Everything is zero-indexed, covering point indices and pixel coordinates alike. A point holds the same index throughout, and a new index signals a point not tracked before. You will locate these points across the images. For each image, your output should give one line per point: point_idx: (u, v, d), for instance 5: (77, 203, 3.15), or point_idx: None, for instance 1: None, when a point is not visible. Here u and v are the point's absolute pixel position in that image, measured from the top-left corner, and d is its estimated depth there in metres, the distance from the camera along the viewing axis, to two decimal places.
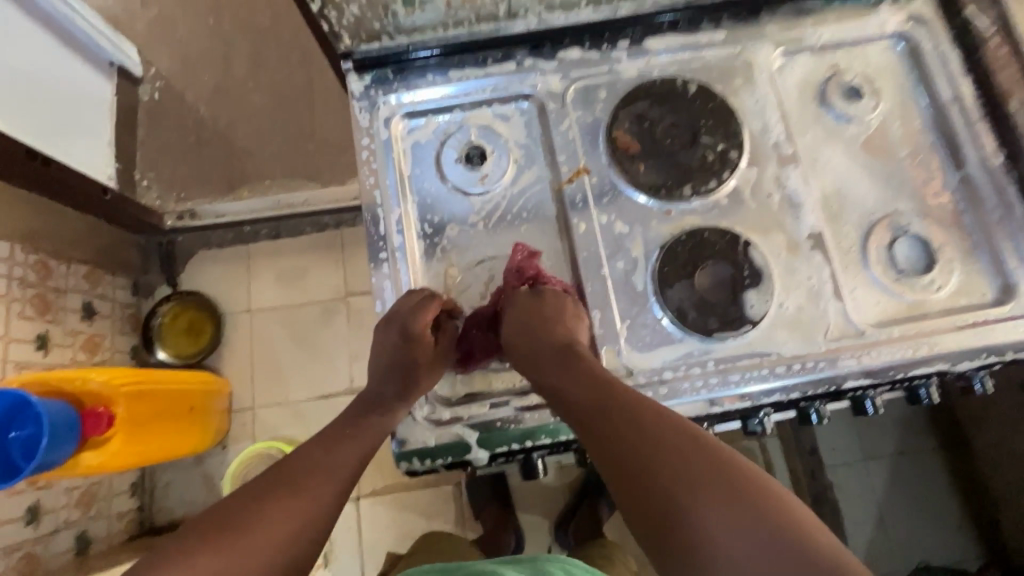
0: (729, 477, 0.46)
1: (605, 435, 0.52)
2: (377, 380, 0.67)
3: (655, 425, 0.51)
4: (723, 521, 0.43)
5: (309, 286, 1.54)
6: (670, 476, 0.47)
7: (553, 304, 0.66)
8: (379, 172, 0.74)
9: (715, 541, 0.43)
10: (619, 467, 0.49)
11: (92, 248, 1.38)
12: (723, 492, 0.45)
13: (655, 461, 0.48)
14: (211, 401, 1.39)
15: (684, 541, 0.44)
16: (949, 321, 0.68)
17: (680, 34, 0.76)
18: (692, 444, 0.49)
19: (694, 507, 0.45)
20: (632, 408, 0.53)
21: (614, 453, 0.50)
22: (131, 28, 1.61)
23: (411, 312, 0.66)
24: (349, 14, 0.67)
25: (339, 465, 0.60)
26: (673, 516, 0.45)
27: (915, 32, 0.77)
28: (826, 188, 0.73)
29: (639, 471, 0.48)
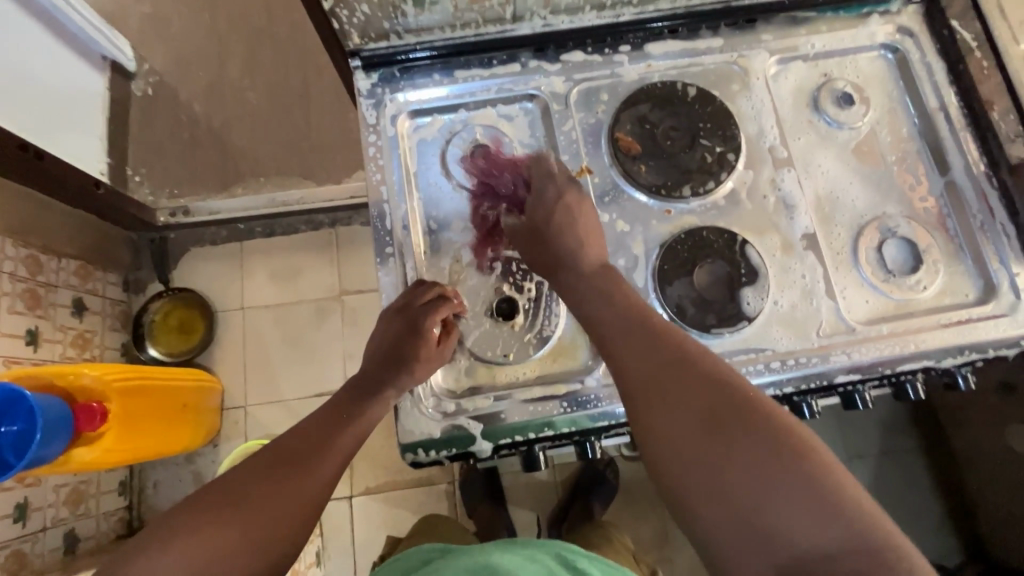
0: (780, 435, 0.46)
1: (656, 384, 0.51)
2: (373, 365, 0.68)
3: (706, 381, 0.50)
4: (772, 479, 0.44)
5: (304, 284, 1.54)
6: (721, 431, 0.47)
7: (588, 217, 0.67)
8: (386, 168, 0.75)
9: (761, 497, 0.43)
10: (667, 421, 0.49)
11: (84, 244, 1.36)
12: (775, 451, 0.45)
13: (706, 416, 0.48)
14: (203, 399, 1.38)
15: (726, 490, 0.45)
16: (934, 320, 0.71)
17: (679, 40, 0.79)
18: (742, 401, 0.48)
19: (743, 463, 0.45)
20: (686, 363, 0.52)
21: (666, 405, 0.50)
22: (124, 23, 1.60)
23: (424, 307, 0.68)
24: (359, 13, 0.68)
25: (338, 447, 0.63)
26: (721, 466, 0.45)
27: (903, 44, 0.80)
28: (818, 191, 0.75)
29: (688, 420, 0.48)
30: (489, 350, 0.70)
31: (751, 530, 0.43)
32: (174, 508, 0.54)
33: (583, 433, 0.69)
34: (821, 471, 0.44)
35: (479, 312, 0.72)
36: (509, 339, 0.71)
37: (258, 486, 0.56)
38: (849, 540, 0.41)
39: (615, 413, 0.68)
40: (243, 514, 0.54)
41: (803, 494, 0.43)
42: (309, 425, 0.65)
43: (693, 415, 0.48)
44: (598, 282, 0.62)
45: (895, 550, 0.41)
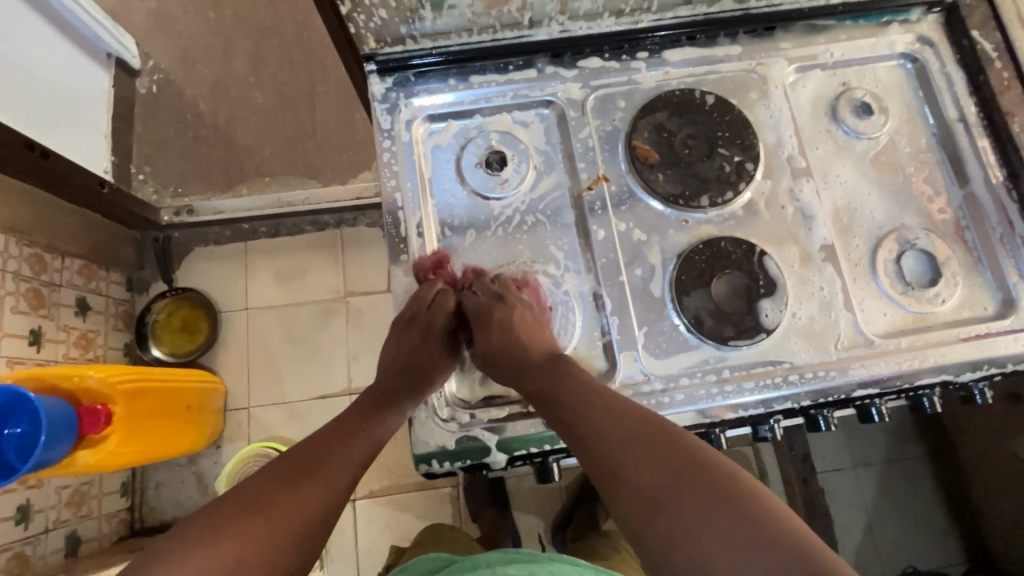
0: (734, 494, 0.47)
1: (607, 458, 0.53)
2: (385, 381, 0.70)
3: (662, 446, 0.52)
4: (726, 546, 0.44)
5: (308, 285, 1.52)
6: (677, 496, 0.48)
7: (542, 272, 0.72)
8: (401, 174, 0.74)
9: (721, 560, 0.43)
10: (626, 491, 0.50)
11: (88, 244, 1.35)
12: (731, 512, 0.45)
13: (662, 481, 0.49)
14: (206, 401, 1.37)
15: (683, 561, 0.45)
16: (953, 333, 0.71)
17: (697, 47, 0.78)
18: (698, 463, 0.50)
19: (699, 525, 0.45)
20: (639, 431, 0.54)
21: (618, 478, 0.51)
22: (129, 20, 1.59)
23: (432, 313, 0.70)
24: (377, 18, 0.68)
25: (352, 454, 0.62)
26: (673, 537, 0.46)
27: (922, 54, 0.79)
28: (837, 202, 0.75)
29: (637, 492, 0.50)
30: None
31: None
32: (193, 517, 0.54)
33: None
34: (771, 527, 0.44)
35: None
36: None
37: (275, 494, 0.55)
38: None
39: None
40: (258, 519, 0.53)
41: (763, 549, 0.43)
42: (325, 434, 0.65)
43: (649, 482, 0.50)
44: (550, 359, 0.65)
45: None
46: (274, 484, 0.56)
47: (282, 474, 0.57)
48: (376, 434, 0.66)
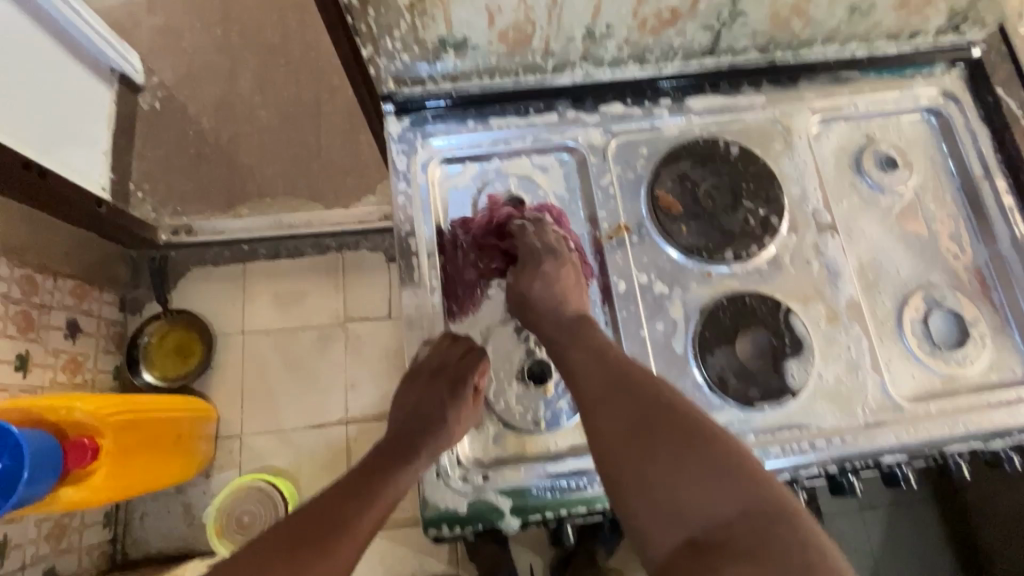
0: (711, 436, 0.49)
1: (595, 396, 0.55)
2: (401, 433, 0.65)
3: (649, 391, 0.53)
4: (691, 471, 0.48)
5: (308, 310, 1.41)
6: (656, 437, 0.50)
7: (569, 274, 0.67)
8: (416, 218, 0.72)
9: (688, 489, 0.47)
10: (609, 431, 0.52)
11: (82, 263, 1.27)
12: (705, 451, 0.48)
13: (645, 424, 0.51)
14: (198, 427, 1.27)
15: (651, 484, 0.48)
16: (982, 398, 0.69)
17: (721, 95, 0.77)
18: (679, 407, 0.52)
19: (673, 461, 0.48)
20: (627, 377, 0.55)
21: (603, 411, 0.53)
22: (135, 36, 1.56)
23: (461, 366, 0.65)
24: (399, 61, 0.67)
25: (364, 520, 0.56)
26: (645, 461, 0.49)
27: (946, 108, 0.79)
28: (861, 258, 0.73)
29: (618, 422, 0.52)
30: (519, 414, 0.66)
31: (671, 512, 0.47)
32: None
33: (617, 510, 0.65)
34: (735, 458, 0.48)
35: (506, 375, 0.68)
36: (540, 405, 0.67)
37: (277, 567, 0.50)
38: (757, 519, 0.45)
39: None
40: None
41: (719, 476, 0.47)
42: (337, 487, 0.60)
43: (630, 423, 0.51)
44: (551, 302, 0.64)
45: (798, 526, 0.44)
46: (279, 552, 0.51)
47: (288, 540, 0.52)
48: (389, 492, 0.59)
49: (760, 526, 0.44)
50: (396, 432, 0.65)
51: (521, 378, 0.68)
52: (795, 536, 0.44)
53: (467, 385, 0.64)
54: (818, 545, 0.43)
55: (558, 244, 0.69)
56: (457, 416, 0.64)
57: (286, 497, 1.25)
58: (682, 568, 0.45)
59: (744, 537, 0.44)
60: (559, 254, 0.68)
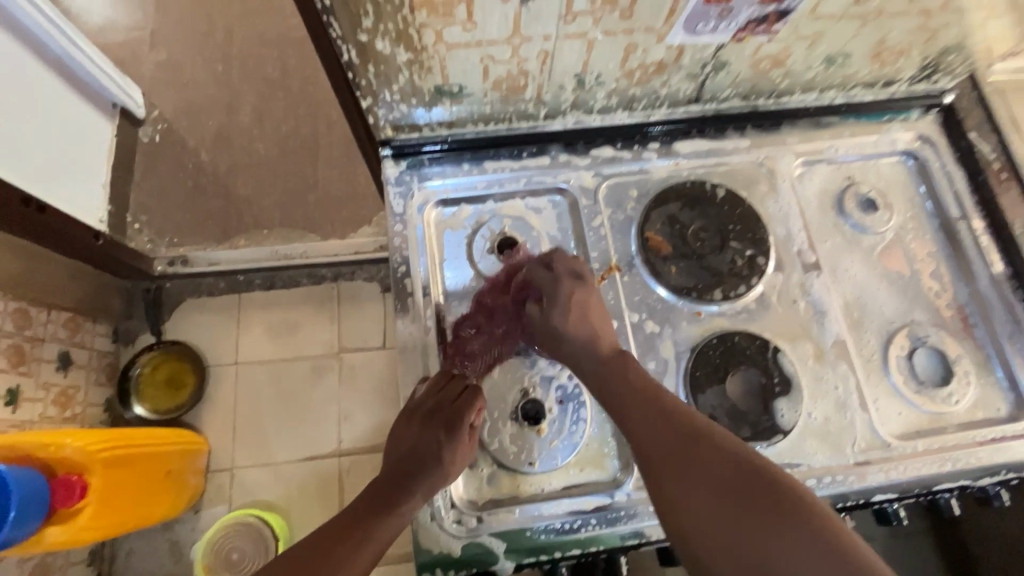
0: (790, 502, 0.51)
1: (666, 458, 0.56)
2: (395, 470, 0.66)
3: (723, 458, 0.55)
4: (777, 535, 0.49)
5: (302, 341, 1.40)
6: (737, 499, 0.52)
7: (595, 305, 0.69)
8: (412, 259, 0.73)
9: (777, 565, 0.48)
10: (689, 500, 0.53)
11: (76, 295, 1.26)
12: (786, 520, 0.50)
13: (727, 495, 0.52)
14: (188, 462, 1.24)
15: (738, 549, 0.50)
16: (969, 436, 0.70)
17: (706, 139, 0.80)
18: (755, 470, 0.54)
19: (754, 533, 0.50)
20: (698, 440, 0.56)
21: (679, 475, 0.55)
22: (136, 71, 1.60)
23: (457, 407, 0.65)
24: (397, 110, 0.70)
25: (357, 563, 0.59)
26: (729, 526, 0.51)
27: (923, 152, 0.82)
28: (846, 296, 0.75)
29: (696, 485, 0.54)
30: (513, 455, 0.67)
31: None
32: None
33: (612, 552, 0.65)
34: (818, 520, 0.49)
35: (501, 416, 0.68)
36: (535, 445, 0.67)
37: None
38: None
39: (632, 535, 0.65)
40: None
41: (807, 540, 0.48)
42: (332, 525, 0.63)
43: (709, 488, 0.53)
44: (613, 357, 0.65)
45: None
46: None
47: None
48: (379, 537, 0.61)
49: None
50: (390, 470, 0.67)
51: (517, 415, 0.68)
52: None
53: (461, 425, 0.64)
54: None
55: (578, 272, 0.70)
56: (451, 456, 0.64)
57: (277, 534, 1.22)
58: None
59: None
60: (585, 282, 0.70)
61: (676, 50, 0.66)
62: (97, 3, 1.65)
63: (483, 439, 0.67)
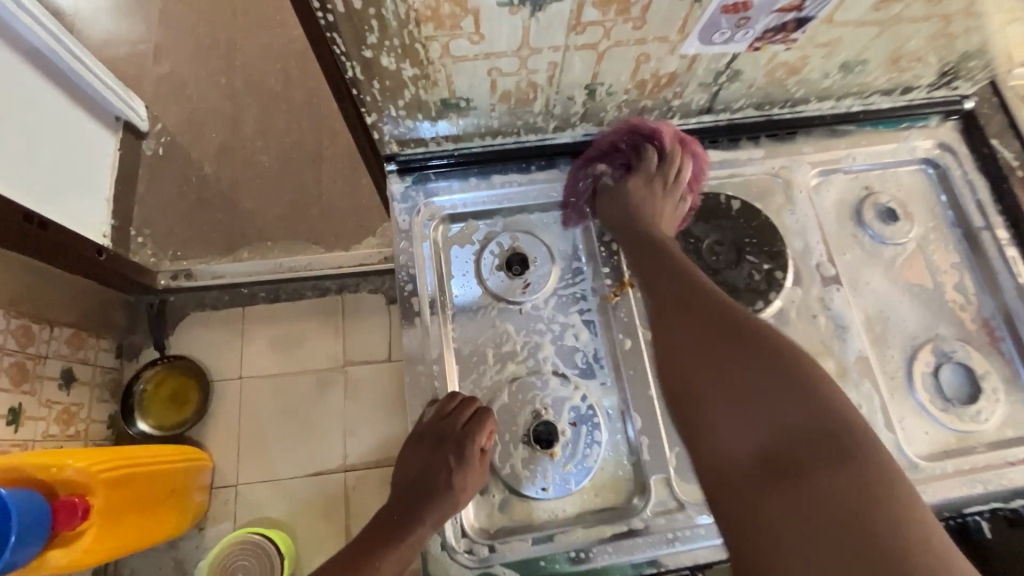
0: (785, 363, 0.51)
1: (670, 312, 0.58)
2: (402, 497, 0.64)
3: (728, 316, 0.55)
4: (765, 391, 0.50)
5: (308, 354, 1.38)
6: (733, 351, 0.53)
7: (666, 211, 0.71)
8: (418, 277, 0.71)
9: (757, 414, 0.50)
10: (685, 346, 0.55)
11: (80, 311, 1.24)
12: (783, 389, 0.50)
13: (727, 347, 0.53)
14: (194, 478, 1.22)
15: (723, 393, 0.52)
16: (1001, 456, 0.67)
17: (719, 149, 0.78)
18: (795, 366, 0.51)
19: (743, 382, 0.51)
20: (738, 326, 0.54)
21: (681, 327, 0.56)
22: (140, 85, 1.60)
23: (466, 431, 0.63)
24: (402, 125, 0.68)
25: None
26: (720, 373, 0.52)
27: (943, 160, 0.79)
28: (867, 310, 0.73)
29: (696, 333, 0.55)
30: (525, 479, 0.65)
31: (741, 423, 0.50)
32: None
33: None
34: (811, 383, 0.50)
35: (512, 438, 0.66)
36: (548, 468, 0.65)
37: None
38: (826, 439, 0.47)
39: (651, 563, 0.62)
40: None
41: (793, 397, 0.49)
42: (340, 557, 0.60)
43: (707, 339, 0.54)
44: (654, 246, 0.65)
45: (868, 450, 0.46)
46: None
47: None
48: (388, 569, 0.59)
49: (830, 448, 0.46)
50: (397, 498, 0.65)
51: (527, 438, 0.66)
52: (862, 458, 0.46)
53: (472, 450, 0.62)
54: (890, 479, 0.45)
55: (674, 179, 0.71)
56: (461, 482, 0.62)
57: (283, 551, 1.19)
58: (746, 475, 0.49)
59: (811, 452, 0.47)
60: (672, 190, 0.71)
61: (690, 60, 0.64)
62: (101, 16, 1.65)
63: (495, 463, 0.65)
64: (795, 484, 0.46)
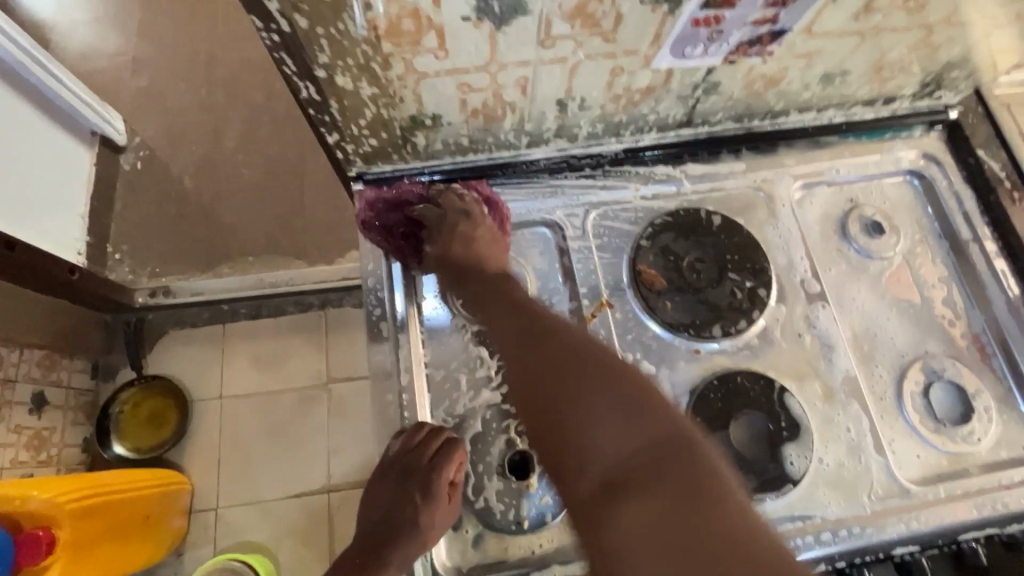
0: (623, 382, 0.54)
1: (525, 344, 0.59)
2: (381, 525, 0.66)
3: (574, 342, 0.58)
4: (607, 411, 0.52)
5: (289, 372, 1.33)
6: (576, 377, 0.55)
7: (485, 235, 0.69)
8: (388, 300, 0.69)
9: (601, 434, 0.51)
10: (539, 376, 0.57)
11: (53, 332, 1.18)
12: (624, 406, 0.52)
13: (570, 374, 0.55)
14: (169, 503, 1.14)
15: (572, 421, 0.53)
16: (995, 479, 0.64)
17: (700, 162, 0.75)
18: (631, 386, 0.54)
19: (587, 406, 0.53)
20: (582, 356, 0.56)
21: (535, 357, 0.58)
22: (118, 98, 1.56)
23: (433, 467, 0.61)
24: (366, 145, 0.66)
25: None
26: (568, 401, 0.54)
27: (928, 170, 0.77)
28: (854, 328, 0.70)
29: (546, 362, 0.57)
30: (500, 513, 0.61)
31: (588, 448, 0.51)
32: None
33: None
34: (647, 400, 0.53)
35: (485, 470, 0.63)
36: (522, 503, 0.61)
37: None
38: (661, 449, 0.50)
39: None
40: None
41: (631, 415, 0.52)
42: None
43: (555, 366, 0.56)
44: (502, 287, 0.65)
45: (697, 454, 0.49)
46: None
47: None
48: None
49: (666, 457, 0.49)
50: (377, 524, 0.66)
51: (501, 470, 0.63)
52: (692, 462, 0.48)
53: (439, 487, 0.61)
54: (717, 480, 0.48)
55: (470, 206, 0.71)
56: (429, 519, 0.61)
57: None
58: (596, 501, 0.49)
59: (649, 467, 0.49)
60: (475, 216, 0.70)
61: (664, 74, 0.62)
62: (79, 29, 1.62)
63: (468, 494, 0.62)
64: (637, 500, 0.47)
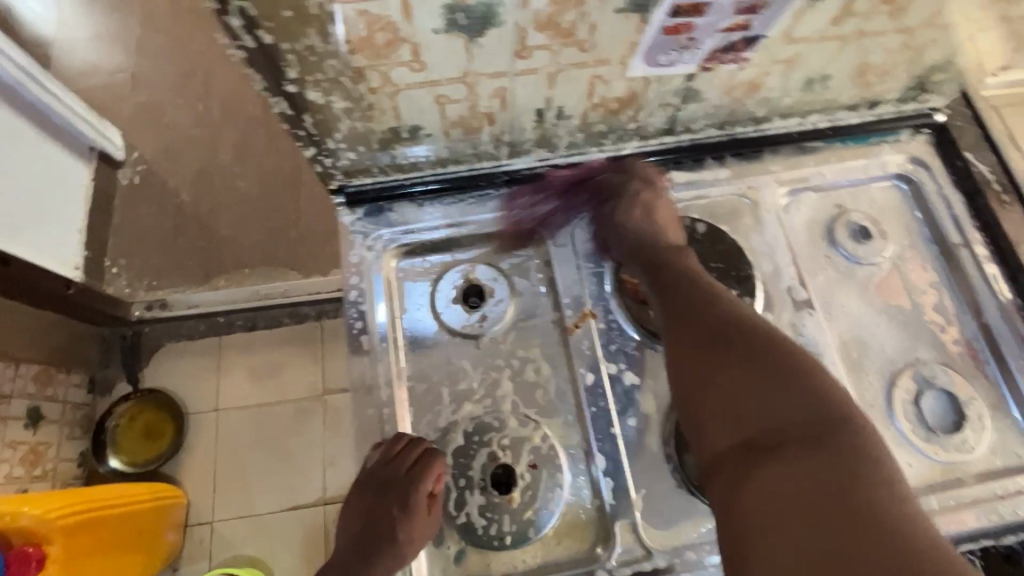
0: (782, 355, 0.54)
1: (677, 309, 0.60)
2: (360, 540, 0.65)
3: (727, 312, 0.58)
4: (763, 379, 0.52)
5: (284, 384, 1.32)
6: (734, 345, 0.55)
7: (664, 210, 0.70)
8: (369, 313, 0.68)
9: (755, 401, 0.52)
10: (690, 340, 0.58)
11: (49, 347, 1.19)
12: (785, 377, 0.52)
13: (727, 341, 0.56)
14: (165, 518, 1.13)
15: (723, 383, 0.54)
16: (989, 488, 0.63)
17: (683, 170, 0.75)
18: (789, 360, 0.53)
19: (741, 372, 0.54)
20: (737, 328, 0.56)
21: (688, 321, 0.59)
22: (117, 114, 1.58)
23: (411, 478, 0.61)
24: (344, 158, 0.66)
25: None
26: (724, 363, 0.55)
27: (916, 175, 0.76)
28: (843, 335, 0.69)
29: (697, 326, 0.58)
30: (481, 528, 0.60)
31: (736, 410, 0.53)
32: None
33: None
34: (811, 374, 0.53)
35: (468, 484, 0.62)
36: (504, 518, 0.60)
37: None
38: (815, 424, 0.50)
39: None
40: None
41: (788, 387, 0.52)
42: None
43: (710, 332, 0.57)
44: (663, 257, 0.66)
45: (856, 435, 0.49)
46: None
47: None
48: None
49: (819, 433, 0.49)
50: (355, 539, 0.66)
51: (484, 483, 0.62)
52: (848, 441, 0.48)
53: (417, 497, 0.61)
54: (874, 461, 0.47)
55: (655, 178, 0.72)
56: (406, 532, 0.60)
57: None
58: (739, 458, 0.51)
59: (802, 440, 0.49)
60: (657, 187, 0.71)
61: (641, 82, 0.62)
62: (79, 47, 1.64)
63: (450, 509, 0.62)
64: (781, 466, 0.48)
